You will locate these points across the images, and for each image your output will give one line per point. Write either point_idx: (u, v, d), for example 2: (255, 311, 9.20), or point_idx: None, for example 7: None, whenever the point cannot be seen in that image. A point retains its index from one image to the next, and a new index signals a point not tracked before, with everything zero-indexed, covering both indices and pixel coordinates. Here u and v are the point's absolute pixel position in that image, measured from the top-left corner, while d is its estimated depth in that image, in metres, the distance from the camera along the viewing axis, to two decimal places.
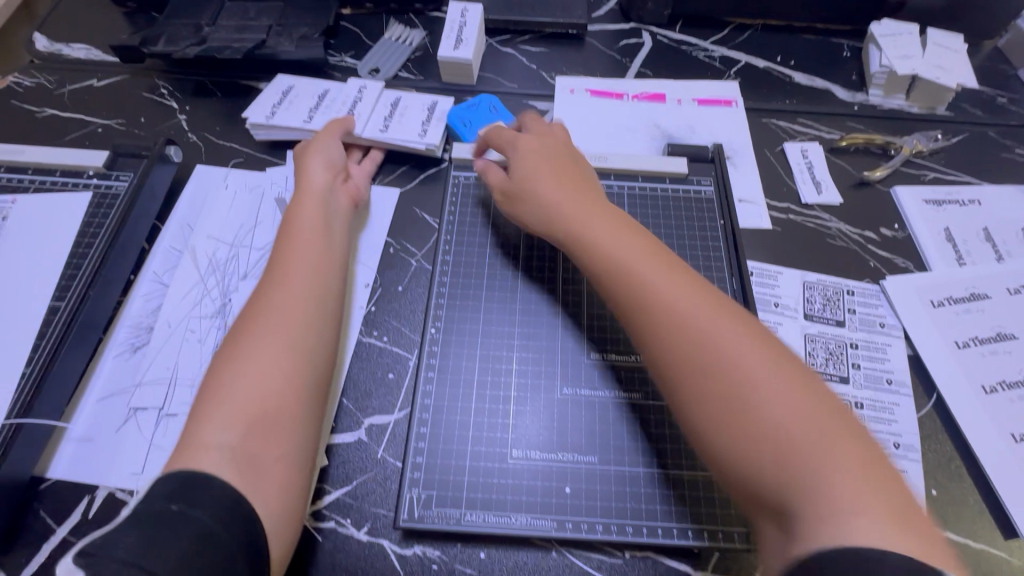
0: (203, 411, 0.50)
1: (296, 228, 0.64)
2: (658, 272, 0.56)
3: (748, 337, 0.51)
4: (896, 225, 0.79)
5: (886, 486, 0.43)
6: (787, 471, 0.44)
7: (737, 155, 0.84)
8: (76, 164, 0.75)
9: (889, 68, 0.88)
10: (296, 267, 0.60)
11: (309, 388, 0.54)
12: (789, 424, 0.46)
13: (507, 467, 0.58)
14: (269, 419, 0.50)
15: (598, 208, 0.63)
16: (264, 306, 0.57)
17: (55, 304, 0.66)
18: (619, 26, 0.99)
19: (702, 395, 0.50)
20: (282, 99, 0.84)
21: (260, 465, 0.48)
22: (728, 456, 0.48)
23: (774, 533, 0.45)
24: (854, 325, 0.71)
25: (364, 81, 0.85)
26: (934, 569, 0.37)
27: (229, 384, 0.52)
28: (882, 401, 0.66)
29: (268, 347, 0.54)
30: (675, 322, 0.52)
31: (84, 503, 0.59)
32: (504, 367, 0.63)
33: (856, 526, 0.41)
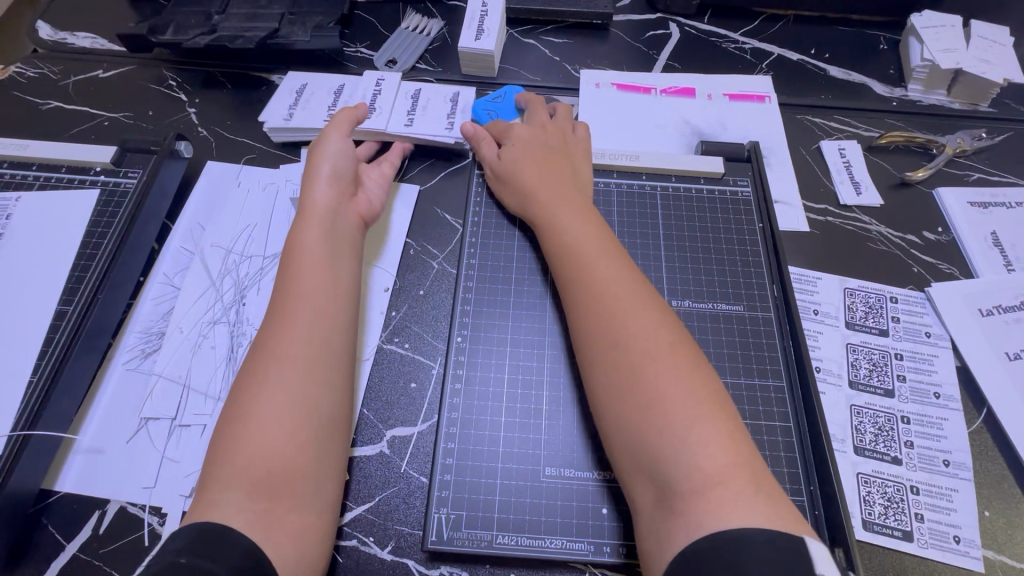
0: (212, 472, 0.48)
1: (297, 259, 0.60)
2: (587, 260, 0.57)
3: (659, 324, 0.51)
4: (940, 228, 0.76)
5: (750, 464, 0.43)
6: (657, 446, 0.44)
7: (772, 153, 0.80)
8: (82, 160, 0.71)
9: (931, 62, 0.83)
10: (300, 305, 0.57)
11: (314, 436, 0.51)
12: (673, 400, 0.46)
13: (539, 485, 0.55)
14: (280, 475, 0.48)
15: (554, 196, 0.63)
16: (268, 354, 0.54)
17: (62, 308, 0.63)
18: (646, 16, 0.95)
19: (605, 369, 0.50)
20: (297, 100, 0.80)
21: (275, 519, 0.47)
22: (617, 430, 0.48)
23: (649, 511, 0.45)
24: (898, 334, 0.68)
25: (381, 73, 0.82)
26: (785, 543, 0.37)
27: (239, 438, 0.49)
28: (929, 416, 0.63)
29: (274, 398, 0.51)
30: (596, 305, 0.53)
31: (94, 518, 0.56)
32: (533, 378, 0.60)
33: (718, 505, 0.40)
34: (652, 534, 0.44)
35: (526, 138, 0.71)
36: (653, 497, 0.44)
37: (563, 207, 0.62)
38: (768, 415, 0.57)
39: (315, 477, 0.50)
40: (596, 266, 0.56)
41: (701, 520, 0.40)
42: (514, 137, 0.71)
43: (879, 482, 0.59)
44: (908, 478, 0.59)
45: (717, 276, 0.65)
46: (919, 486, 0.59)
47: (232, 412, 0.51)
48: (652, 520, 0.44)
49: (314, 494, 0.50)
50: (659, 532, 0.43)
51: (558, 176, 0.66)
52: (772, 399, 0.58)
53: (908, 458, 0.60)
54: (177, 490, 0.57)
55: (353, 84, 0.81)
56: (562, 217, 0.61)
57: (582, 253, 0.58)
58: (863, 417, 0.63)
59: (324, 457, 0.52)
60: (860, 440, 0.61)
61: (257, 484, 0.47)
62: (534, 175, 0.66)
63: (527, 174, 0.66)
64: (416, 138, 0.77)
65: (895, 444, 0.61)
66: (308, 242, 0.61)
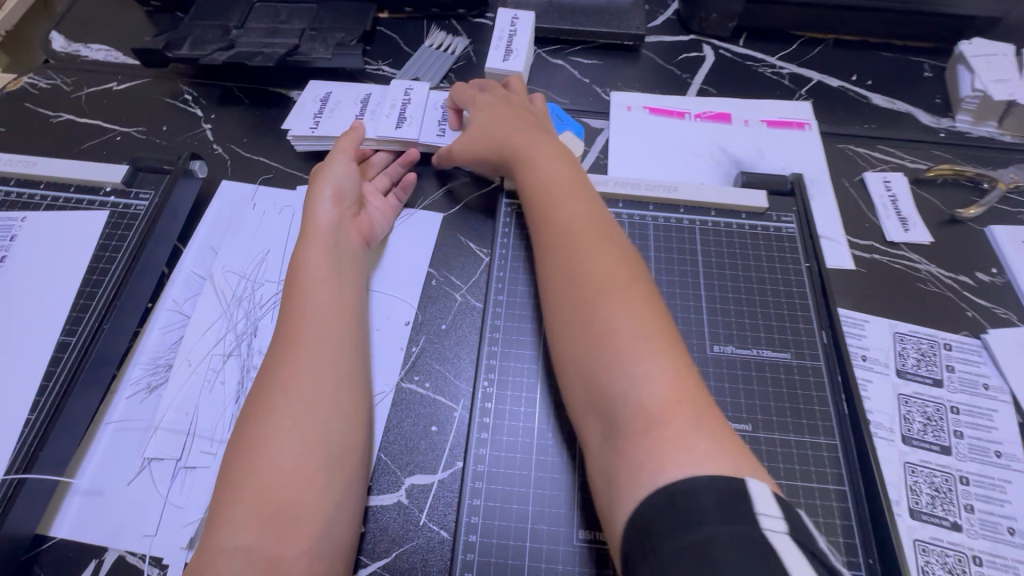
0: (215, 513, 0.45)
1: (299, 277, 0.57)
2: (558, 200, 0.57)
3: (617, 266, 0.50)
4: (994, 269, 0.71)
5: (695, 401, 0.41)
6: (605, 379, 0.44)
7: (813, 185, 0.76)
8: (92, 178, 0.68)
9: (983, 93, 0.79)
10: (305, 325, 0.54)
11: (321, 467, 0.47)
12: (621, 331, 0.45)
13: (572, 549, 0.50)
14: (288, 514, 0.44)
15: (531, 145, 0.63)
16: (272, 382, 0.51)
17: (65, 339, 0.59)
18: (678, 38, 0.91)
19: (562, 309, 0.50)
20: (322, 108, 0.76)
21: (283, 563, 0.43)
22: (570, 369, 0.47)
23: (597, 449, 0.44)
24: (953, 385, 0.63)
25: (409, 82, 0.78)
26: (727, 485, 0.35)
27: (242, 475, 0.46)
28: (991, 477, 0.58)
29: (273, 426, 0.48)
30: (561, 238, 0.53)
31: (90, 569, 0.52)
32: (565, 426, 0.55)
33: (659, 440, 0.38)
34: (599, 477, 0.42)
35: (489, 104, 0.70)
36: (603, 435, 0.43)
37: (525, 162, 0.62)
38: (820, 476, 0.53)
39: (326, 512, 0.46)
40: (558, 216, 0.55)
41: (645, 459, 0.38)
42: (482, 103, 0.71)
43: (938, 551, 0.54)
44: (970, 547, 0.55)
45: (760, 318, 0.61)
46: (983, 557, 0.54)
47: (233, 446, 0.48)
48: (599, 460, 0.43)
49: (325, 531, 0.46)
50: (605, 474, 0.41)
51: (519, 133, 0.65)
52: (824, 458, 0.54)
53: (968, 525, 0.56)
54: (178, 540, 0.53)
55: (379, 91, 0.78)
56: (528, 171, 0.61)
57: (547, 205, 0.57)
58: (919, 476, 0.58)
59: (334, 490, 0.47)
60: (915, 502, 0.57)
61: (262, 525, 0.44)
62: (499, 135, 0.66)
63: (490, 134, 0.66)
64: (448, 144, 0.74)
65: (954, 508, 0.57)
66: (312, 260, 0.58)
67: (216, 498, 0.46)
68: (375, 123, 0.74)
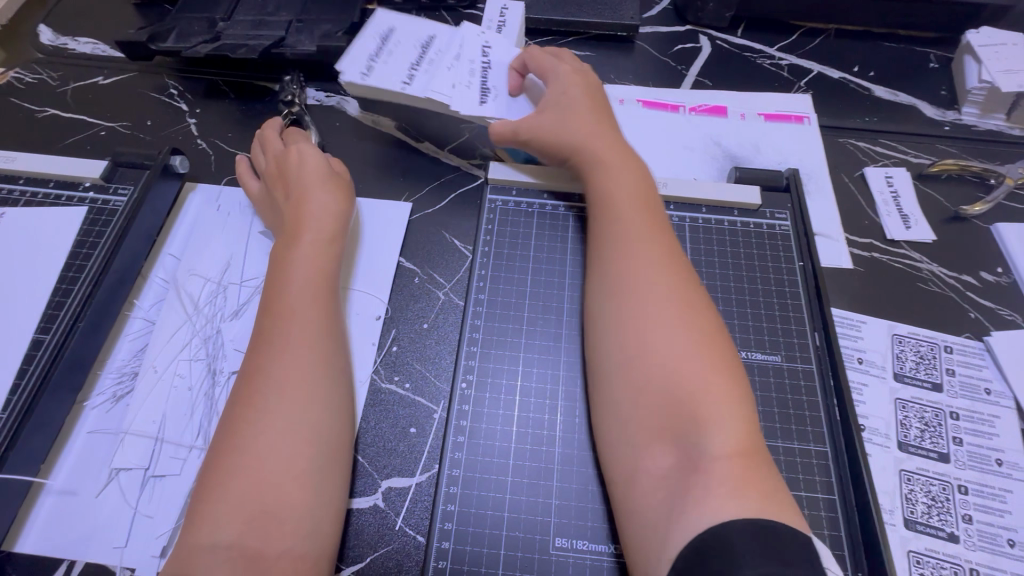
0: (194, 509, 0.43)
1: (288, 271, 0.56)
2: (628, 214, 0.55)
3: (682, 301, 0.49)
4: (999, 268, 0.68)
5: (761, 453, 0.41)
6: (676, 422, 0.43)
7: (811, 181, 0.74)
8: (71, 174, 0.67)
9: (990, 85, 0.76)
10: (289, 324, 0.52)
11: (315, 467, 0.46)
12: (697, 378, 0.44)
13: (547, 558, 0.48)
14: (272, 515, 0.43)
15: (616, 148, 0.60)
16: (265, 380, 0.48)
17: (39, 337, 0.58)
18: (674, 29, 0.89)
19: (629, 343, 0.48)
20: (379, 49, 0.69)
21: (266, 560, 0.41)
22: (637, 397, 0.46)
23: (652, 476, 0.43)
24: (953, 390, 0.61)
25: (484, 42, 0.73)
26: (788, 535, 0.35)
27: (236, 473, 0.44)
28: (990, 486, 0.56)
29: (274, 427, 0.46)
30: (639, 256, 0.52)
31: (63, 568, 0.51)
32: (544, 430, 0.54)
33: (722, 484, 0.39)
34: (651, 503, 0.42)
35: (563, 80, 0.65)
36: (669, 468, 0.42)
37: (603, 158, 0.59)
38: (809, 485, 0.51)
39: (315, 510, 0.45)
40: (627, 226, 0.54)
41: (712, 492, 0.38)
42: (558, 76, 0.65)
43: (933, 563, 0.52)
44: (967, 559, 0.52)
45: (751, 320, 0.59)
46: (981, 570, 0.52)
47: (220, 440, 0.47)
48: (653, 489, 0.42)
49: (315, 525, 0.45)
50: (662, 500, 0.41)
51: (595, 125, 0.62)
52: (814, 466, 0.51)
53: (966, 536, 0.54)
54: (149, 548, 0.52)
55: (450, 40, 0.72)
56: (603, 171, 0.59)
57: (620, 214, 0.55)
58: (915, 485, 0.56)
59: (326, 491, 0.46)
60: (910, 511, 0.55)
61: (247, 523, 0.42)
62: (576, 123, 0.62)
63: (563, 120, 0.62)
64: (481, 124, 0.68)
65: (951, 518, 0.54)
66: (305, 255, 0.57)
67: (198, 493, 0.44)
68: (436, 76, 0.67)
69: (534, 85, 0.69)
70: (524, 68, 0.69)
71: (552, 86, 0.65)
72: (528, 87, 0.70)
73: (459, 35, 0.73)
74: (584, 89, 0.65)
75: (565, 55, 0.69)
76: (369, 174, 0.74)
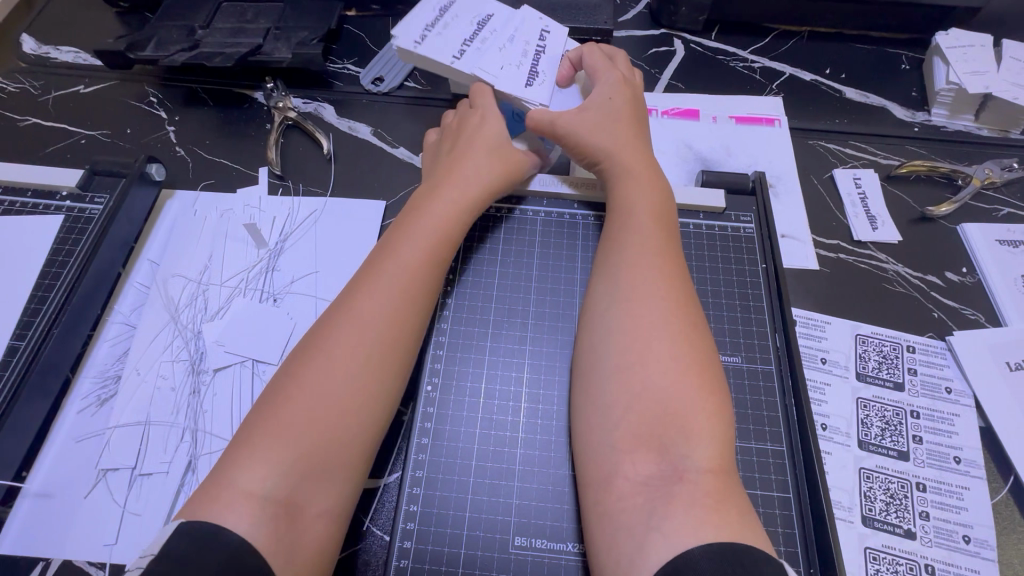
0: (252, 449, 0.41)
1: (409, 228, 0.56)
2: (644, 231, 0.56)
3: (681, 316, 0.50)
4: (964, 268, 0.69)
5: (733, 474, 0.43)
6: (660, 439, 0.44)
7: (780, 183, 0.75)
8: (48, 183, 0.68)
9: (958, 86, 0.77)
10: (398, 279, 0.51)
11: (371, 440, 0.46)
12: (682, 396, 0.45)
13: (506, 557, 0.49)
14: (328, 475, 0.42)
15: (645, 166, 0.61)
16: (366, 333, 0.48)
17: (15, 343, 0.60)
18: (648, 33, 0.90)
19: (616, 354, 0.49)
20: (434, 17, 0.65)
21: (300, 520, 0.40)
22: (626, 404, 0.47)
23: (626, 490, 0.44)
24: (914, 389, 0.61)
25: (545, 23, 0.70)
26: (753, 554, 0.36)
27: (315, 422, 0.43)
28: (948, 484, 0.57)
29: (357, 381, 0.45)
30: (655, 271, 0.53)
31: (37, 570, 0.52)
32: (507, 431, 0.55)
33: (694, 504, 0.40)
34: (625, 507, 0.43)
35: (613, 85, 0.65)
36: (650, 476, 0.43)
37: (622, 176, 0.60)
38: (765, 484, 0.52)
39: (357, 481, 0.45)
40: (643, 242, 0.55)
41: (691, 509, 0.40)
42: (605, 83, 0.65)
43: (889, 559, 0.53)
44: (922, 556, 0.53)
45: (713, 322, 0.60)
46: (936, 566, 0.53)
47: (298, 378, 0.45)
48: (630, 495, 0.43)
49: (346, 495, 0.44)
50: (641, 505, 0.42)
51: (631, 138, 0.63)
52: (770, 465, 0.52)
53: (923, 533, 0.54)
54: (122, 549, 0.53)
55: (512, 19, 0.69)
56: (631, 180, 0.60)
57: (639, 226, 0.56)
58: (874, 483, 0.57)
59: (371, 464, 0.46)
60: (868, 509, 0.56)
61: (300, 478, 0.41)
62: (609, 134, 0.62)
63: (595, 127, 0.62)
64: (524, 108, 0.67)
65: (908, 515, 0.55)
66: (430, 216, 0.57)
67: (258, 416, 0.43)
68: (484, 58, 0.65)
69: (587, 82, 0.69)
70: (579, 62, 0.69)
71: (598, 88, 0.65)
72: (578, 81, 0.70)
73: (518, 13, 0.70)
74: (628, 98, 0.66)
75: (620, 58, 0.70)
76: (344, 181, 0.75)
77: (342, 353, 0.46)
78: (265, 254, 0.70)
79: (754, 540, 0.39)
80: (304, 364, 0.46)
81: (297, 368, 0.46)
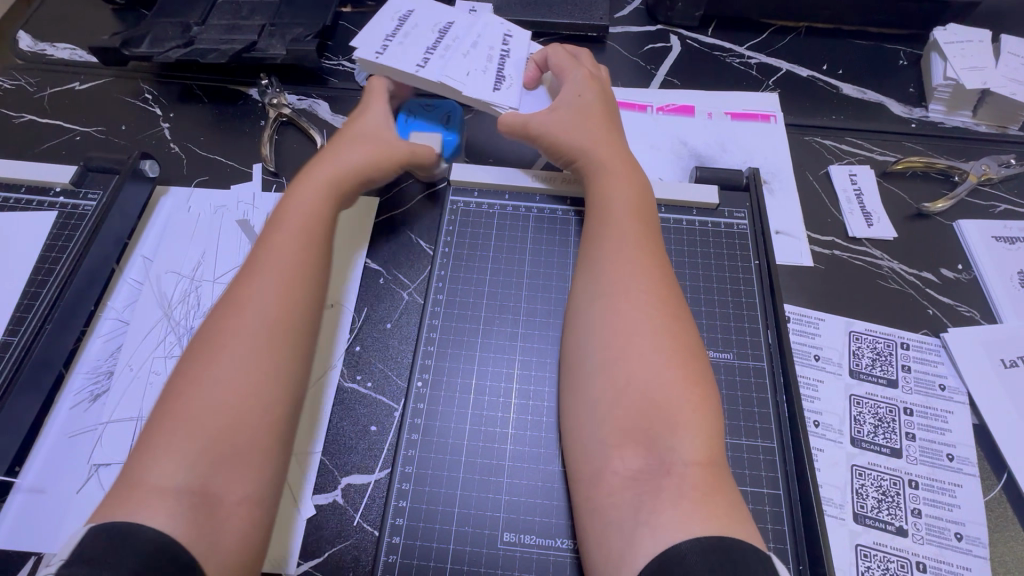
0: (143, 450, 0.41)
1: (292, 217, 0.55)
2: (623, 225, 0.56)
3: (662, 309, 0.50)
4: (960, 265, 0.69)
5: (721, 466, 0.43)
6: (647, 433, 0.44)
7: (775, 179, 0.74)
8: (42, 179, 0.68)
9: (955, 81, 0.76)
10: (270, 267, 0.51)
11: (278, 419, 0.45)
12: (667, 389, 0.45)
13: (495, 553, 0.49)
14: (232, 459, 0.42)
15: (624, 161, 0.61)
16: (236, 321, 0.47)
17: (7, 339, 0.60)
18: (645, 29, 0.89)
19: (601, 349, 0.49)
20: (398, 30, 0.69)
21: (218, 510, 0.40)
22: (612, 399, 0.46)
23: (617, 488, 0.43)
24: (908, 386, 0.61)
25: (506, 32, 0.74)
26: (743, 548, 0.36)
27: (195, 413, 0.42)
28: (940, 481, 0.56)
29: (247, 366, 0.45)
30: (635, 265, 0.53)
31: (29, 564, 0.53)
32: (497, 428, 0.55)
33: (683, 499, 0.40)
34: (615, 502, 0.43)
35: (580, 82, 0.66)
36: (638, 471, 0.43)
37: (603, 171, 0.60)
38: (755, 480, 0.51)
39: (273, 462, 0.44)
40: (624, 237, 0.55)
41: (679, 503, 0.40)
42: (575, 81, 0.66)
43: (880, 556, 0.53)
44: (914, 553, 0.53)
45: (705, 319, 0.60)
46: (927, 563, 0.53)
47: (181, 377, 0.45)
48: (619, 490, 0.43)
49: (264, 477, 0.43)
50: (629, 501, 0.42)
51: (605, 134, 0.62)
52: (761, 462, 0.52)
53: (914, 530, 0.54)
54: None
55: (473, 29, 0.72)
56: (609, 178, 0.60)
57: (618, 223, 0.56)
58: (866, 480, 0.57)
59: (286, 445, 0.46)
60: (860, 505, 0.56)
61: (206, 467, 0.41)
62: (587, 130, 0.62)
63: (574, 124, 0.63)
64: (492, 110, 0.68)
65: (901, 512, 0.55)
66: (317, 206, 0.57)
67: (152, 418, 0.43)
68: (448, 62, 0.67)
69: (553, 82, 0.70)
70: (545, 63, 0.70)
71: (568, 86, 0.66)
72: (545, 83, 0.71)
73: (479, 24, 0.73)
74: (599, 94, 0.66)
75: (586, 56, 0.70)
76: None
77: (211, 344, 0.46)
78: None
79: (741, 534, 0.38)
80: (184, 363, 0.46)
81: (179, 369, 0.46)
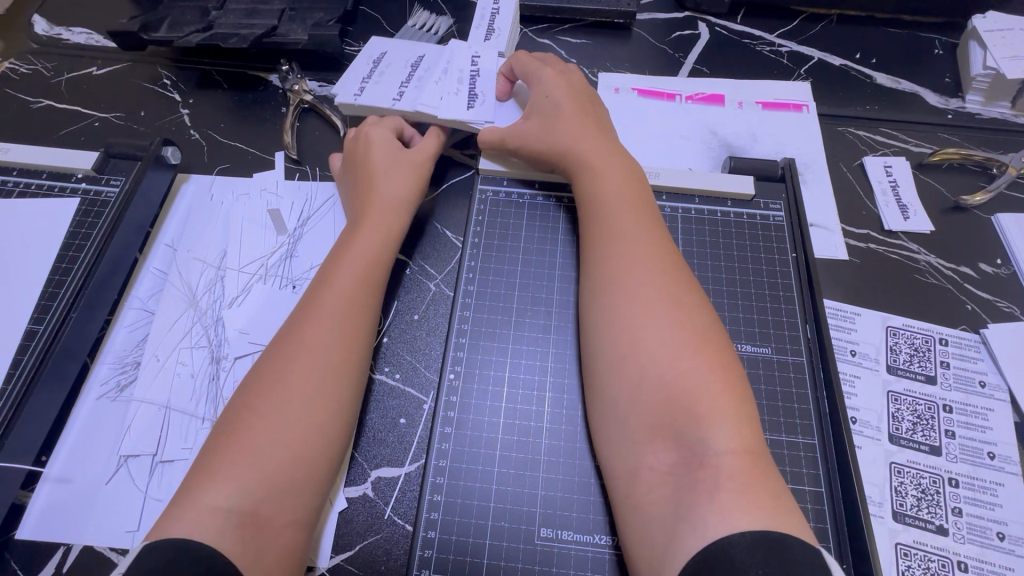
0: (204, 471, 0.41)
1: (346, 253, 0.56)
2: (620, 217, 0.55)
3: (669, 295, 0.49)
4: (998, 259, 0.67)
5: (762, 455, 0.41)
6: (673, 426, 0.43)
7: (809, 171, 0.73)
8: (64, 165, 0.67)
9: (995, 71, 0.74)
10: (338, 302, 0.52)
11: (334, 450, 0.46)
12: (684, 378, 0.44)
13: (532, 548, 0.49)
14: (286, 490, 0.42)
15: (613, 153, 0.60)
16: (308, 356, 0.48)
17: (32, 327, 0.59)
18: (672, 15, 0.87)
19: (612, 345, 0.49)
20: (371, 70, 0.70)
21: (269, 532, 0.41)
22: (631, 395, 0.46)
23: (658, 483, 0.42)
24: (947, 383, 0.60)
25: (474, 49, 0.72)
26: (793, 541, 0.34)
27: (257, 444, 0.43)
28: (982, 479, 0.55)
29: (311, 405, 0.46)
30: (635, 254, 0.52)
31: (59, 554, 0.52)
32: (531, 422, 0.54)
33: (722, 489, 0.38)
34: (655, 499, 0.42)
35: (547, 81, 0.64)
36: (673, 465, 0.42)
37: (590, 163, 0.59)
38: (796, 477, 0.50)
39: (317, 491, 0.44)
40: (623, 227, 0.54)
41: (718, 493, 0.38)
42: (541, 80, 0.64)
43: (921, 555, 0.52)
44: (955, 552, 0.52)
45: (741, 312, 0.58)
46: (968, 563, 0.52)
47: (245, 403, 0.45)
48: (658, 486, 0.42)
49: (315, 501, 0.44)
50: (668, 496, 0.41)
51: (580, 128, 0.61)
52: (802, 458, 0.51)
53: (955, 529, 0.53)
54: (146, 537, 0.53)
55: (441, 55, 0.71)
56: (594, 173, 0.58)
57: (612, 218, 0.55)
58: (905, 478, 0.56)
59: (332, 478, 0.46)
60: (899, 504, 0.55)
61: (263, 494, 0.41)
62: (563, 129, 0.61)
63: (551, 127, 0.61)
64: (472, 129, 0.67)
65: (941, 511, 0.54)
66: (364, 240, 0.57)
67: (215, 440, 0.44)
68: (421, 92, 0.67)
69: (524, 90, 0.68)
70: (512, 73, 0.68)
71: (536, 88, 0.64)
72: (517, 92, 0.69)
73: (449, 46, 0.72)
74: (568, 90, 0.64)
75: (552, 59, 0.69)
76: None
77: (280, 375, 0.47)
78: (284, 239, 0.68)
79: (792, 529, 0.36)
80: (251, 391, 0.46)
81: (244, 394, 0.46)
